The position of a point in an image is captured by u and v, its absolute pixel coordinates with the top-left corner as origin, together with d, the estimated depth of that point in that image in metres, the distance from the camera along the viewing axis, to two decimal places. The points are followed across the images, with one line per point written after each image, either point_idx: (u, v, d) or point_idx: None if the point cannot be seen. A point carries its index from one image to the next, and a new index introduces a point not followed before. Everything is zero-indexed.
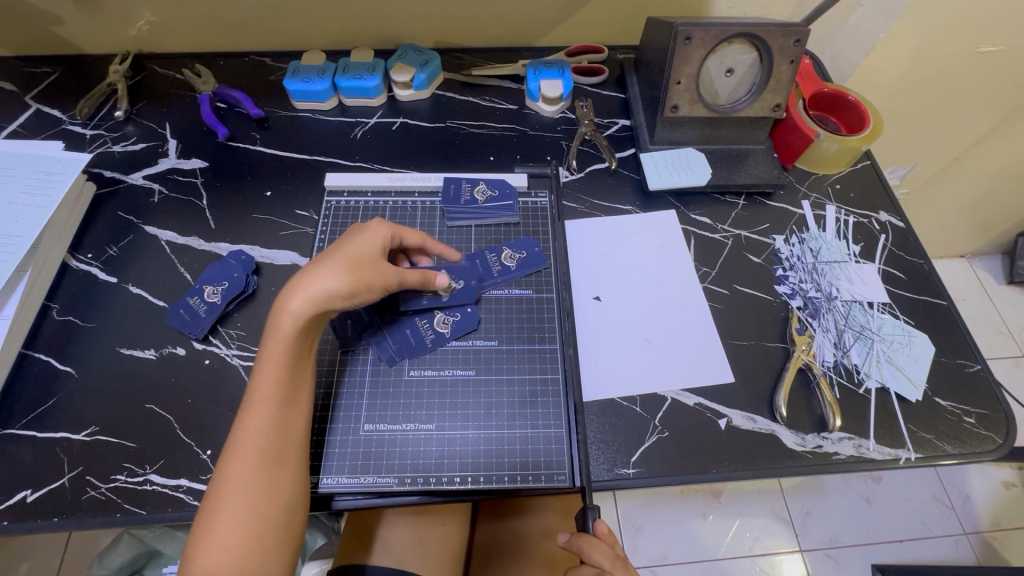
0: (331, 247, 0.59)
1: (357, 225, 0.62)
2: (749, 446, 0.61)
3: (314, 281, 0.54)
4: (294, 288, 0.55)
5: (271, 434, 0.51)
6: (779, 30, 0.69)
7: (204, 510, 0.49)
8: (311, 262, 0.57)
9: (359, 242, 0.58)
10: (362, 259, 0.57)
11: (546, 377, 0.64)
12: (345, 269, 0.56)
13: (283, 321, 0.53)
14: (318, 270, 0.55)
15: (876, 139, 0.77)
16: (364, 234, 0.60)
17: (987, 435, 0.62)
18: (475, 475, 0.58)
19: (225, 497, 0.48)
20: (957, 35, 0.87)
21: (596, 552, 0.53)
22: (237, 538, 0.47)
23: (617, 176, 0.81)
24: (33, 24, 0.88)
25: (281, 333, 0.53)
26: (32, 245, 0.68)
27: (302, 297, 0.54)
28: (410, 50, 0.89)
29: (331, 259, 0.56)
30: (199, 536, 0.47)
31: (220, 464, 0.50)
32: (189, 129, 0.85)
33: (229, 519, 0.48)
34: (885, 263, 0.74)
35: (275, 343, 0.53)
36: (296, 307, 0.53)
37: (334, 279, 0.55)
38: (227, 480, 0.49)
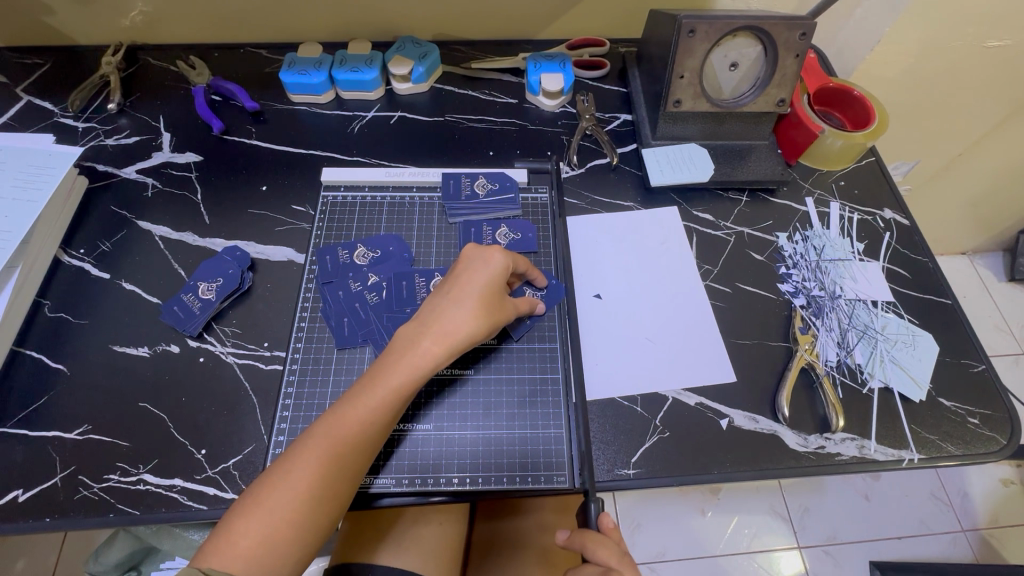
0: (465, 274, 0.58)
1: (482, 248, 0.60)
2: (751, 446, 0.60)
3: (458, 323, 0.55)
4: (436, 324, 0.55)
5: (357, 451, 0.50)
6: (785, 24, 0.67)
7: (252, 495, 0.47)
8: (453, 292, 0.57)
9: (498, 281, 0.59)
10: (497, 303, 0.58)
11: (545, 377, 0.63)
12: (485, 313, 0.57)
13: (419, 356, 0.54)
14: (463, 310, 0.56)
15: (882, 135, 0.76)
16: (495, 264, 0.59)
17: (991, 437, 0.61)
18: (474, 476, 0.57)
19: (279, 493, 0.47)
20: (965, 29, 0.85)
21: (598, 548, 0.52)
22: (272, 540, 0.46)
23: (618, 172, 0.80)
24: (23, 14, 0.86)
25: (411, 366, 0.54)
26: (23, 240, 0.67)
27: (442, 338, 0.55)
28: (408, 42, 0.88)
29: (472, 296, 0.57)
30: (240, 519, 0.46)
31: (287, 458, 0.49)
32: (183, 123, 0.84)
33: (276, 515, 0.46)
34: (889, 261, 0.73)
35: (400, 372, 0.53)
36: (437, 347, 0.55)
37: (473, 325, 0.56)
38: (291, 478, 0.48)
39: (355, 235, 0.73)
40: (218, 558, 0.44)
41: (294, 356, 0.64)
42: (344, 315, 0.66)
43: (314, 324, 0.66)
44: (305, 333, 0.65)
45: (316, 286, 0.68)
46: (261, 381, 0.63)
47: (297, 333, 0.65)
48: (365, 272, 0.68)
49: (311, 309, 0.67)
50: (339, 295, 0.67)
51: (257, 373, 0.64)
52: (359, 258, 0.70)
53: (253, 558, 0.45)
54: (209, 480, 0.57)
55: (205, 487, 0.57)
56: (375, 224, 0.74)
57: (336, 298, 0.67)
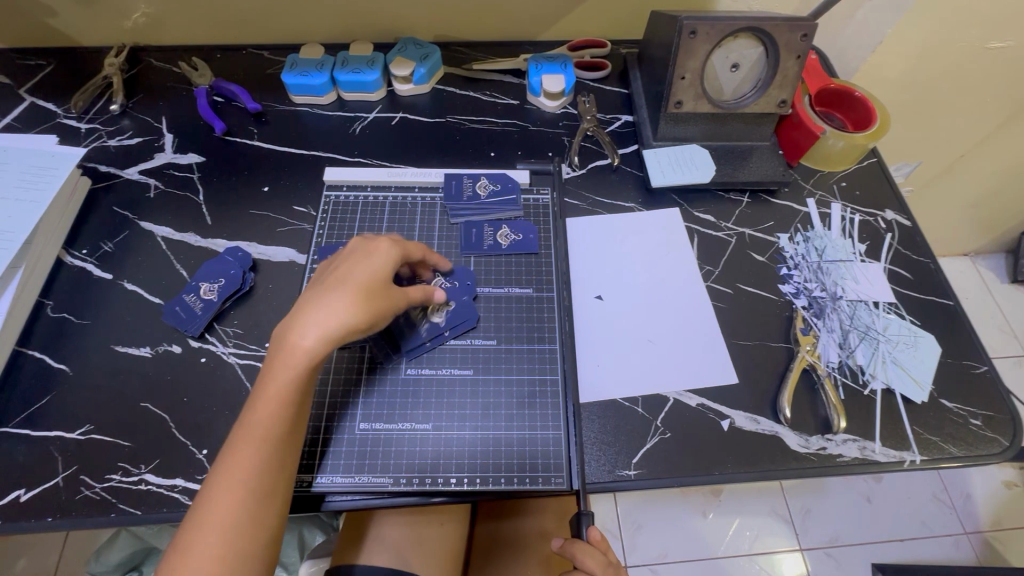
0: (339, 268, 0.55)
1: (363, 242, 0.58)
2: (752, 447, 0.60)
3: (329, 313, 0.51)
4: (309, 316, 0.51)
5: (264, 469, 0.47)
6: (786, 25, 0.67)
7: (172, 546, 0.45)
8: (327, 285, 0.53)
9: (374, 265, 0.55)
10: (375, 285, 0.54)
11: (545, 378, 0.63)
12: (362, 300, 0.52)
13: (296, 353, 0.49)
14: (336, 299, 0.51)
15: (883, 136, 0.76)
16: (369, 253, 0.56)
17: (993, 438, 0.61)
18: (472, 476, 0.57)
19: (200, 534, 0.45)
20: (966, 30, 0.85)
21: (587, 559, 0.52)
22: (206, 570, 0.44)
23: (619, 173, 0.80)
24: (27, 16, 0.87)
25: (288, 365, 0.49)
26: (26, 241, 0.67)
27: (322, 328, 0.50)
28: (409, 43, 0.88)
29: (345, 286, 0.53)
30: (164, 574, 0.44)
31: (204, 493, 0.46)
32: (185, 124, 0.84)
33: (200, 558, 0.44)
34: (891, 262, 0.73)
35: (280, 375, 0.49)
36: (316, 339, 0.50)
37: (351, 310, 0.51)
38: (207, 514, 0.45)
39: (356, 235, 0.73)
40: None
41: None
42: None
43: None
44: None
45: None
46: None
47: None
48: None
49: None
50: None
51: (259, 374, 0.64)
52: None
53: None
54: None
55: None
56: (377, 224, 0.74)
57: None
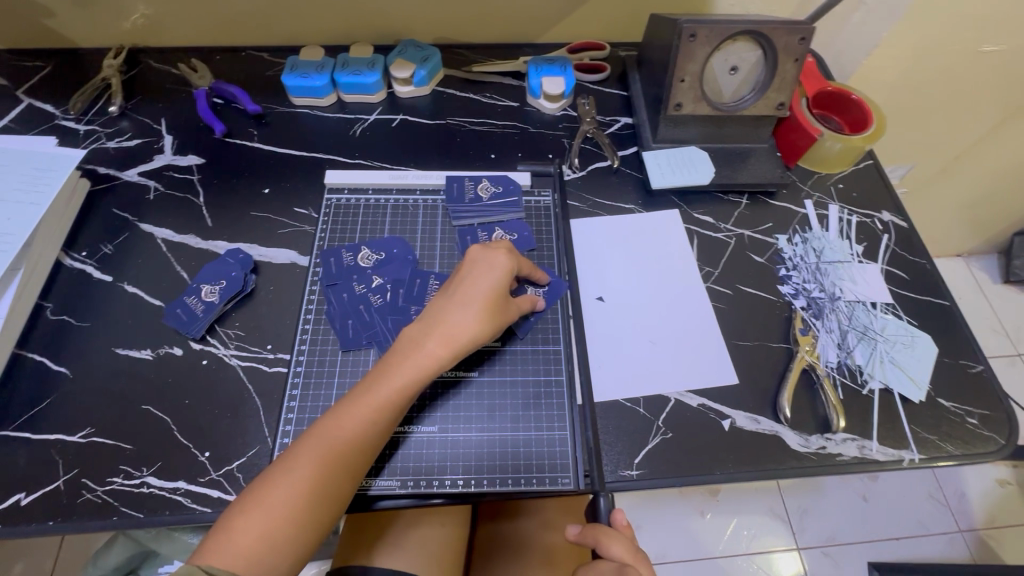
0: (469, 276, 0.59)
1: (486, 250, 0.61)
2: (754, 447, 0.60)
3: (461, 327, 0.56)
4: (442, 325, 0.56)
5: (358, 452, 0.51)
6: (784, 28, 0.68)
7: (252, 492, 0.48)
8: (458, 296, 0.58)
9: (503, 281, 0.59)
10: (500, 304, 0.59)
11: (548, 380, 0.64)
12: (490, 319, 0.58)
13: (424, 357, 0.55)
14: (469, 313, 0.57)
15: (880, 139, 0.77)
16: (500, 266, 0.60)
17: (990, 436, 0.62)
18: (478, 478, 0.58)
19: (283, 489, 0.48)
20: (961, 34, 0.86)
21: (612, 544, 0.53)
22: (274, 537, 0.47)
23: (619, 175, 0.81)
24: (24, 17, 0.86)
25: (415, 368, 0.55)
26: (25, 242, 0.67)
27: (447, 341, 0.56)
28: (409, 46, 0.88)
29: (477, 300, 0.58)
30: (240, 514, 0.47)
31: (287, 461, 0.49)
32: (185, 126, 0.84)
33: (276, 511, 0.47)
34: (888, 263, 0.74)
35: (404, 373, 0.55)
36: (440, 349, 0.56)
37: (479, 327, 0.57)
38: (292, 475, 0.49)
39: (358, 237, 0.73)
40: (217, 556, 0.45)
41: (299, 359, 0.64)
42: (348, 318, 0.66)
43: (317, 328, 0.66)
44: (309, 336, 0.65)
45: (320, 288, 0.68)
46: (264, 384, 0.63)
47: (301, 336, 0.65)
48: (369, 275, 0.69)
49: (316, 311, 0.67)
50: (344, 297, 0.67)
51: (260, 376, 0.64)
52: (363, 260, 0.70)
53: (251, 556, 0.46)
54: (213, 483, 0.57)
55: (209, 490, 0.57)
56: (378, 226, 0.74)
57: (340, 300, 0.67)
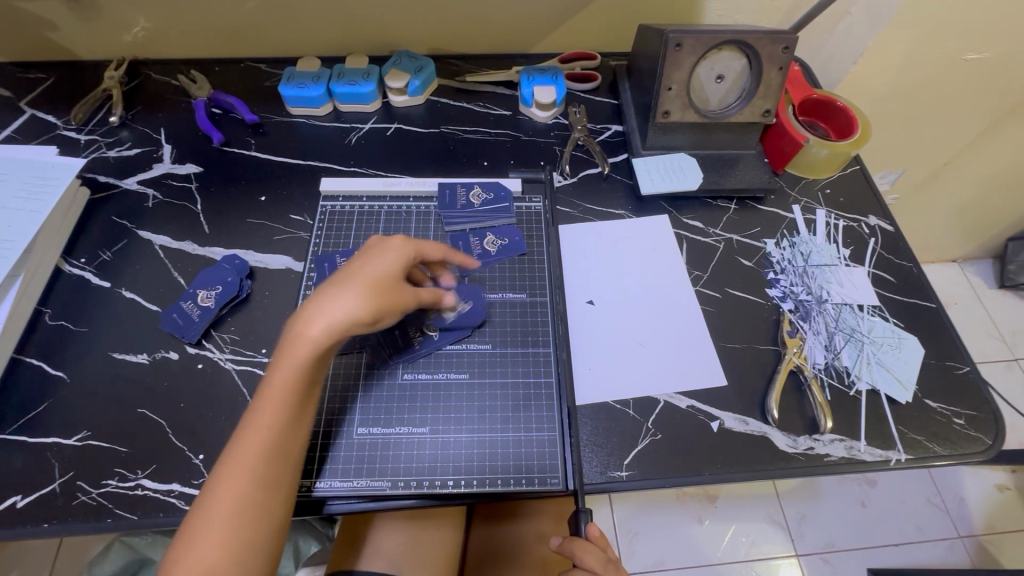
0: (350, 263, 0.56)
1: (378, 238, 0.59)
2: (743, 448, 0.61)
3: (337, 308, 0.52)
4: (306, 313, 0.52)
5: (270, 458, 0.49)
6: (768, 38, 0.70)
7: (180, 532, 0.46)
8: (334, 280, 0.54)
9: (386, 261, 0.56)
10: (382, 280, 0.55)
11: (538, 381, 0.64)
12: (369, 297, 0.53)
13: (300, 344, 0.51)
14: (339, 293, 0.52)
15: (865, 144, 0.78)
16: (389, 248, 0.57)
17: (976, 437, 0.62)
18: (468, 478, 0.58)
19: (208, 518, 0.46)
20: (945, 43, 0.88)
21: (589, 556, 0.53)
22: (206, 570, 0.45)
23: (610, 181, 0.82)
24: (28, 30, 0.88)
25: (297, 359, 0.51)
26: (25, 249, 0.68)
27: (320, 323, 0.51)
28: (404, 57, 0.90)
29: (350, 280, 0.54)
30: (170, 560, 0.46)
31: (205, 490, 0.48)
32: (184, 135, 0.85)
33: (203, 544, 0.45)
34: (875, 266, 0.75)
35: (288, 366, 0.51)
36: (320, 332, 0.51)
37: (353, 305, 0.52)
38: (209, 505, 0.47)
39: (353, 243, 0.74)
40: None
41: None
42: None
43: None
44: None
45: (314, 293, 0.69)
46: (259, 387, 0.64)
47: None
48: None
49: None
50: None
51: (256, 379, 0.65)
52: None
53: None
54: None
55: None
56: (373, 232, 0.75)
57: None
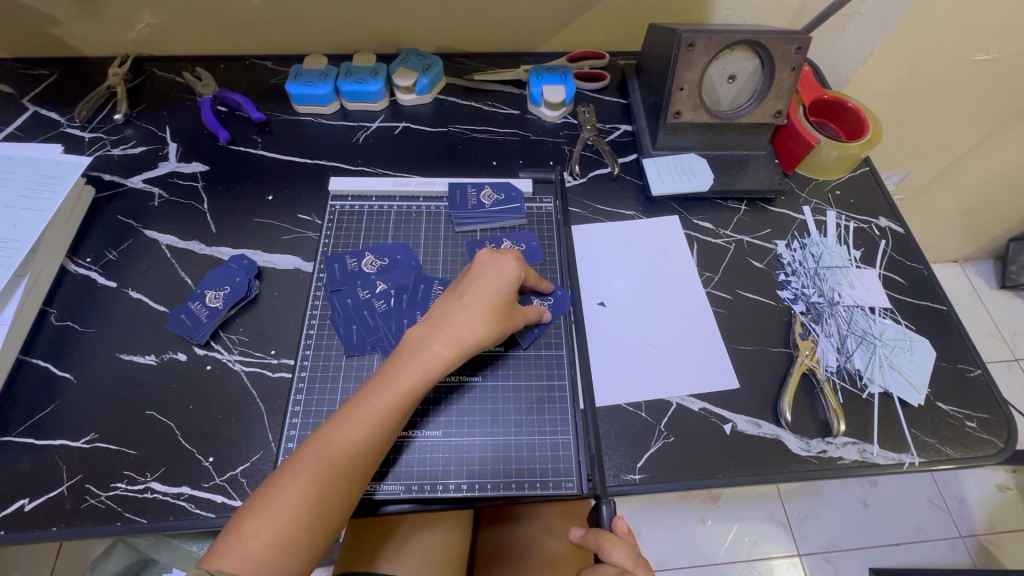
0: (474, 279, 0.59)
1: (495, 254, 0.61)
2: (755, 451, 0.61)
3: (467, 328, 0.56)
4: (445, 327, 0.56)
5: (364, 456, 0.51)
6: (781, 38, 0.69)
7: (259, 503, 0.48)
8: (462, 295, 0.58)
9: (509, 287, 0.59)
10: (506, 310, 0.59)
11: (551, 384, 0.64)
12: (497, 324, 0.57)
13: (427, 359, 0.55)
14: (472, 316, 0.57)
15: (876, 146, 0.78)
16: (508, 274, 0.60)
17: (989, 440, 0.62)
18: (483, 482, 0.58)
19: (292, 496, 0.48)
20: (956, 44, 0.88)
21: (615, 551, 0.52)
22: (285, 538, 0.47)
23: (620, 181, 0.82)
24: (30, 26, 0.87)
25: (424, 372, 0.54)
26: (31, 248, 0.67)
27: (453, 342, 0.56)
28: (412, 55, 0.89)
29: (481, 302, 0.57)
30: (250, 519, 0.47)
31: (296, 462, 0.50)
32: (190, 133, 0.85)
33: (288, 514, 0.47)
34: (886, 268, 0.75)
35: (412, 374, 0.54)
36: (447, 353, 0.55)
37: (483, 330, 0.57)
38: (301, 480, 0.48)
39: (362, 243, 0.73)
40: (227, 562, 0.45)
41: (303, 364, 0.64)
42: (352, 323, 0.66)
43: (322, 332, 0.66)
44: (314, 341, 0.66)
45: (324, 293, 0.69)
46: (268, 389, 0.64)
47: (305, 340, 0.66)
48: (373, 280, 0.69)
49: (320, 317, 0.67)
50: (348, 302, 0.67)
51: (265, 381, 0.64)
52: (367, 266, 0.70)
53: (261, 560, 0.45)
54: (217, 488, 0.58)
55: (213, 495, 0.57)
56: (382, 232, 0.74)
57: (344, 305, 0.67)
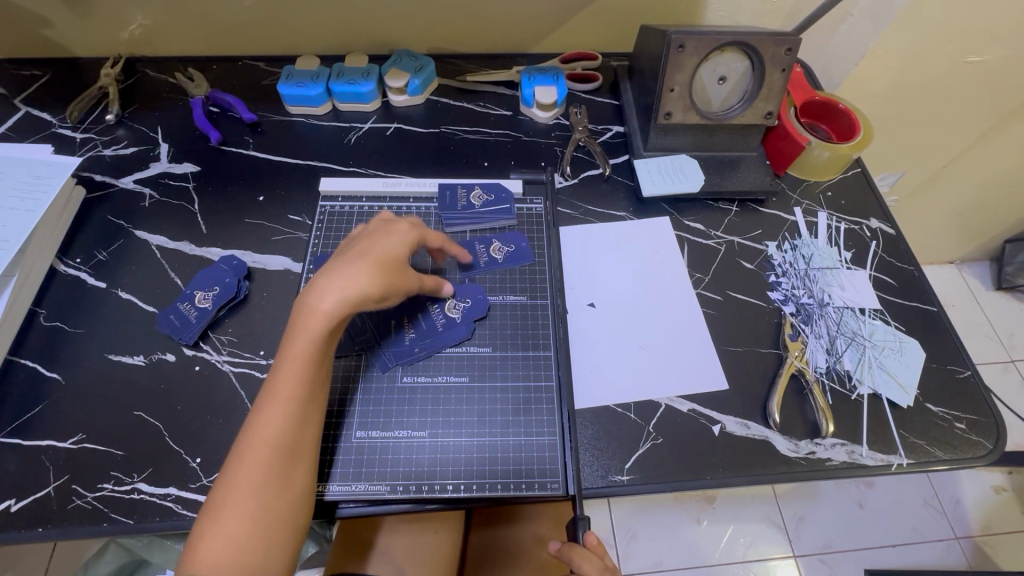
0: (360, 245, 0.58)
1: (386, 222, 0.61)
2: (743, 452, 0.61)
3: (347, 279, 0.53)
4: (315, 283, 0.54)
5: (286, 431, 0.50)
6: (770, 39, 0.69)
7: (208, 507, 0.47)
8: (341, 257, 0.56)
9: (393, 242, 0.58)
10: (388, 257, 0.57)
11: (539, 384, 0.64)
12: (380, 275, 0.55)
13: (309, 318, 0.52)
14: (353, 268, 0.54)
15: (867, 147, 0.78)
16: (395, 235, 0.59)
17: (977, 442, 0.62)
18: (468, 483, 0.58)
19: (234, 488, 0.47)
20: (948, 45, 0.88)
21: (584, 563, 0.52)
22: (235, 531, 0.46)
23: (611, 182, 0.82)
24: (23, 26, 0.87)
25: (309, 329, 0.52)
26: (20, 249, 0.67)
27: (330, 293, 0.53)
28: (404, 56, 0.89)
29: (359, 257, 0.55)
30: (202, 522, 0.47)
31: (230, 457, 0.49)
32: (182, 134, 0.85)
33: (232, 507, 0.47)
34: (876, 269, 0.75)
35: (302, 337, 0.52)
36: (332, 309, 0.52)
37: (364, 277, 0.54)
38: (234, 471, 0.48)
39: None
40: (188, 568, 0.45)
41: None
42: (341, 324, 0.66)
43: None
44: None
45: None
46: (257, 390, 0.64)
47: None
48: None
49: None
50: None
51: (253, 382, 0.64)
52: None
53: (219, 556, 0.45)
54: (204, 489, 0.58)
55: (200, 496, 0.57)
56: None
57: None
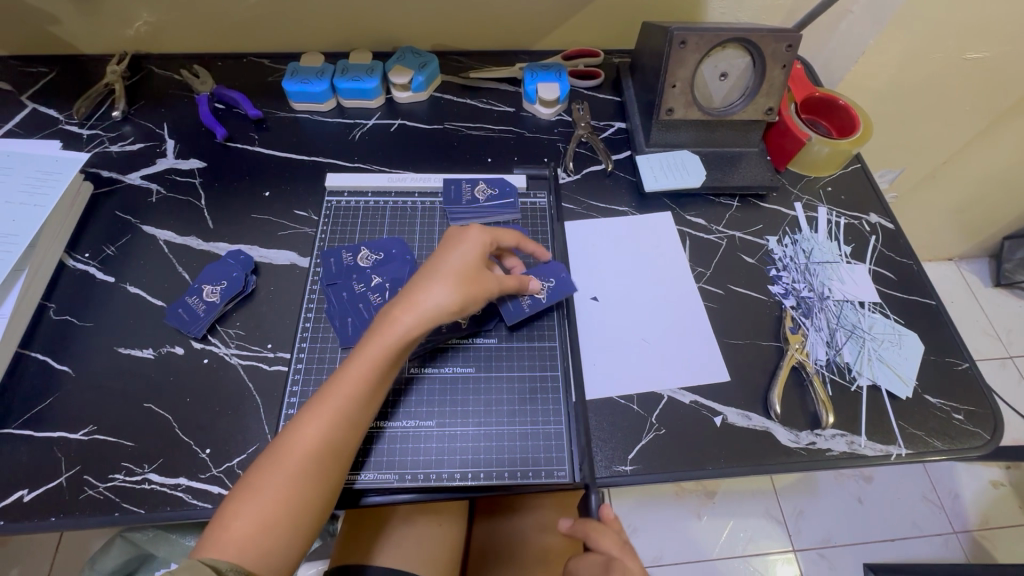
0: (439, 256, 0.61)
1: (460, 230, 0.63)
2: (744, 442, 0.62)
3: (430, 296, 0.57)
4: (411, 297, 0.58)
5: (343, 432, 0.53)
6: (771, 36, 0.70)
7: (244, 488, 0.50)
8: (429, 270, 0.60)
9: (472, 255, 0.61)
10: (473, 274, 0.60)
11: (544, 375, 0.65)
12: (462, 291, 0.58)
13: (393, 329, 0.56)
14: (437, 284, 0.58)
15: (866, 143, 0.79)
16: (472, 243, 0.61)
17: (975, 432, 0.63)
18: (475, 471, 0.59)
19: (274, 476, 0.50)
20: (946, 42, 0.89)
21: (602, 538, 0.54)
22: (267, 518, 0.48)
23: (613, 178, 0.82)
24: (29, 23, 0.88)
25: (388, 342, 0.56)
26: (30, 243, 0.68)
27: (416, 310, 0.57)
28: (408, 52, 0.90)
29: (445, 272, 0.59)
30: (236, 503, 0.49)
31: (276, 446, 0.51)
32: (187, 131, 0.85)
33: (271, 494, 0.49)
34: (876, 263, 0.76)
35: (377, 346, 0.56)
36: (411, 320, 0.56)
37: (449, 296, 0.57)
38: (281, 462, 0.50)
39: (358, 239, 0.74)
40: (215, 547, 0.47)
41: (299, 357, 0.65)
42: (348, 316, 0.67)
43: (318, 326, 0.67)
44: (310, 335, 0.66)
45: (320, 287, 0.70)
46: (264, 382, 0.64)
47: (301, 335, 0.66)
48: (368, 275, 0.70)
49: (316, 310, 0.68)
50: (344, 296, 0.68)
51: (261, 374, 0.65)
52: (362, 260, 0.71)
53: (247, 540, 0.47)
54: (214, 479, 0.58)
55: (210, 486, 0.58)
56: (377, 228, 0.75)
57: (340, 299, 0.68)
